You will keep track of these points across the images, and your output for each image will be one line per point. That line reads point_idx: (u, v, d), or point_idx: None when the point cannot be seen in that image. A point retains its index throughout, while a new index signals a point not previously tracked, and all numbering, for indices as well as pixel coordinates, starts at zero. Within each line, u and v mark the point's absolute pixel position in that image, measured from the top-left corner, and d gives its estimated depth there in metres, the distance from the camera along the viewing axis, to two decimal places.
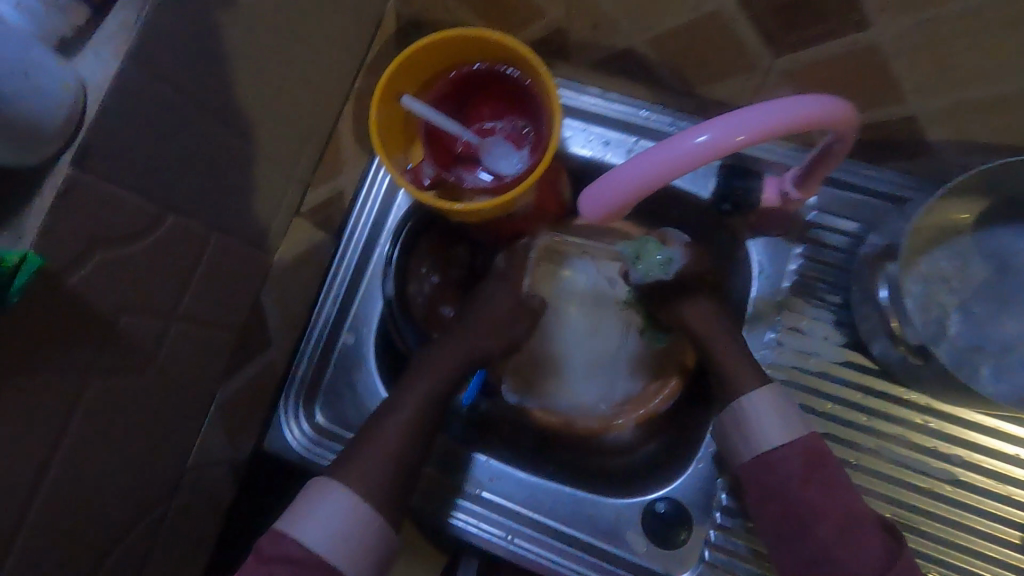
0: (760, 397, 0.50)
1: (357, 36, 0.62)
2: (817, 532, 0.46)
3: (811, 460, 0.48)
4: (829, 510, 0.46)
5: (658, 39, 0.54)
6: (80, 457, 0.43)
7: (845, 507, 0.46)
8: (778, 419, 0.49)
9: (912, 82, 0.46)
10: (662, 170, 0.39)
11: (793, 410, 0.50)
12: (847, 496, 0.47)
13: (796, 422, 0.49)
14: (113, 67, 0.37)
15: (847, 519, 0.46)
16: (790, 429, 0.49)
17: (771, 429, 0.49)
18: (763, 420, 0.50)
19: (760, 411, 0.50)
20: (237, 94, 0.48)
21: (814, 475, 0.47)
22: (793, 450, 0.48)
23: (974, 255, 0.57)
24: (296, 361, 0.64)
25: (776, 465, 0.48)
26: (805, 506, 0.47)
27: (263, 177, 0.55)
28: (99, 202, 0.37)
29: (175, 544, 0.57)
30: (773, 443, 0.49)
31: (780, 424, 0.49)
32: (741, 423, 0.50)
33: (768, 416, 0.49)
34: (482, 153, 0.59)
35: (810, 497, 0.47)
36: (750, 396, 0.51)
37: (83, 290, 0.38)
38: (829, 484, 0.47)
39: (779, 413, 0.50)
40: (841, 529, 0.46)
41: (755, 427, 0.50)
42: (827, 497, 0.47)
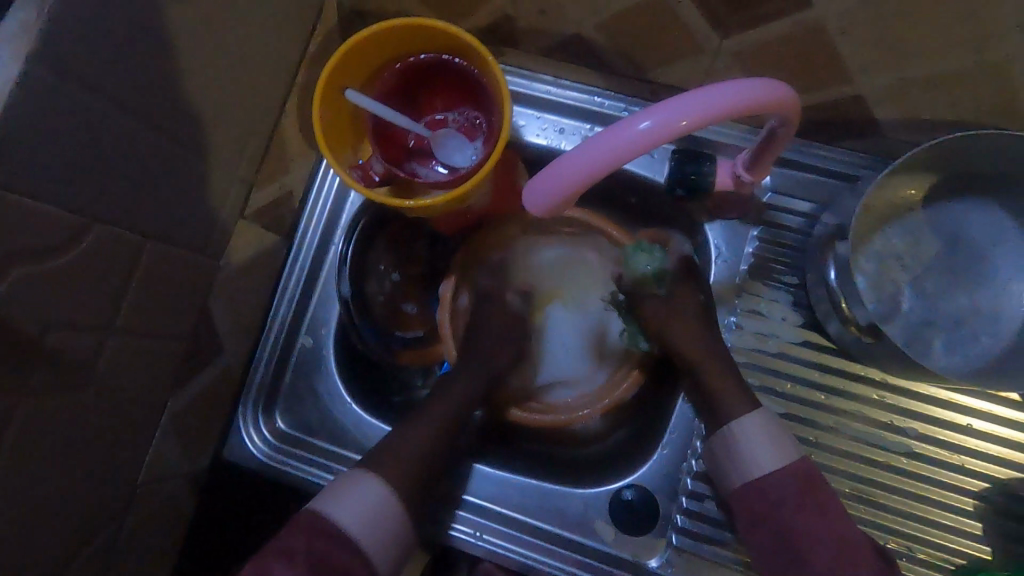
0: (749, 423, 0.50)
1: (297, 27, 0.59)
2: (813, 558, 0.46)
3: (802, 485, 0.48)
4: (823, 538, 0.46)
5: (606, 23, 0.53)
6: (17, 481, 0.41)
7: (840, 533, 0.47)
8: (766, 444, 0.49)
9: (858, 61, 0.46)
10: (606, 159, 0.38)
11: (783, 435, 0.50)
12: (842, 522, 0.47)
13: (788, 447, 0.50)
14: (14, 70, 0.34)
15: (844, 547, 0.46)
16: (782, 454, 0.49)
17: (762, 455, 0.49)
18: (754, 445, 0.50)
19: (749, 435, 0.50)
20: (165, 93, 0.46)
21: (806, 501, 0.47)
22: (785, 476, 0.48)
23: (924, 230, 0.58)
24: (253, 368, 0.62)
25: (769, 492, 0.48)
26: (797, 534, 0.47)
27: (203, 179, 0.53)
28: (12, 215, 0.35)
29: (134, 560, 0.56)
30: (764, 469, 0.49)
31: (771, 450, 0.49)
32: (732, 449, 0.50)
33: (758, 442, 0.49)
34: (434, 146, 0.57)
35: (802, 525, 0.47)
36: (738, 421, 0.51)
37: (4, 308, 0.36)
38: (823, 511, 0.47)
39: (769, 437, 0.50)
40: (836, 555, 0.46)
41: (746, 453, 0.50)
42: (821, 525, 0.47)
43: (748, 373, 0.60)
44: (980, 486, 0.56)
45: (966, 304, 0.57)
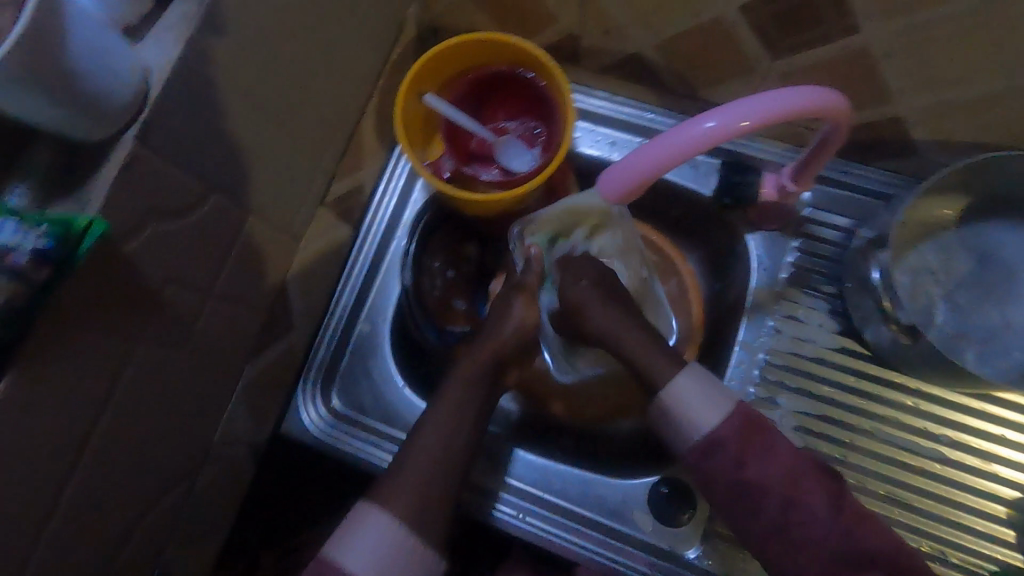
0: (682, 382, 0.49)
1: (382, 38, 0.65)
2: (765, 506, 0.47)
3: (741, 436, 0.47)
4: (772, 479, 0.47)
5: (663, 44, 0.58)
6: (123, 419, 0.46)
7: (783, 470, 0.47)
8: (700, 401, 0.48)
9: (900, 84, 0.50)
10: (674, 152, 0.44)
11: (714, 387, 0.49)
12: (785, 457, 0.47)
13: (721, 396, 0.48)
14: (175, 52, 0.41)
15: (791, 485, 0.47)
16: (718, 405, 0.48)
17: (698, 411, 0.47)
18: (690, 404, 0.48)
19: (686, 395, 0.48)
20: (274, 86, 0.51)
21: (750, 445, 0.47)
22: (724, 428, 0.47)
23: (958, 248, 0.61)
24: (314, 348, 0.66)
25: (713, 449, 0.47)
26: (747, 481, 0.47)
27: (293, 167, 0.58)
28: (152, 177, 0.41)
29: (199, 515, 0.60)
30: (707, 426, 0.47)
31: (707, 405, 0.48)
32: (671, 413, 0.48)
33: (694, 400, 0.48)
34: (497, 151, 0.62)
35: (752, 472, 0.47)
36: (670, 384, 0.49)
37: (137, 257, 0.42)
38: (768, 451, 0.47)
39: (703, 393, 0.48)
40: (783, 501, 0.46)
41: (684, 414, 0.48)
42: (766, 467, 0.47)
43: (786, 376, 0.63)
44: (1013, 495, 0.58)
45: (999, 319, 0.59)
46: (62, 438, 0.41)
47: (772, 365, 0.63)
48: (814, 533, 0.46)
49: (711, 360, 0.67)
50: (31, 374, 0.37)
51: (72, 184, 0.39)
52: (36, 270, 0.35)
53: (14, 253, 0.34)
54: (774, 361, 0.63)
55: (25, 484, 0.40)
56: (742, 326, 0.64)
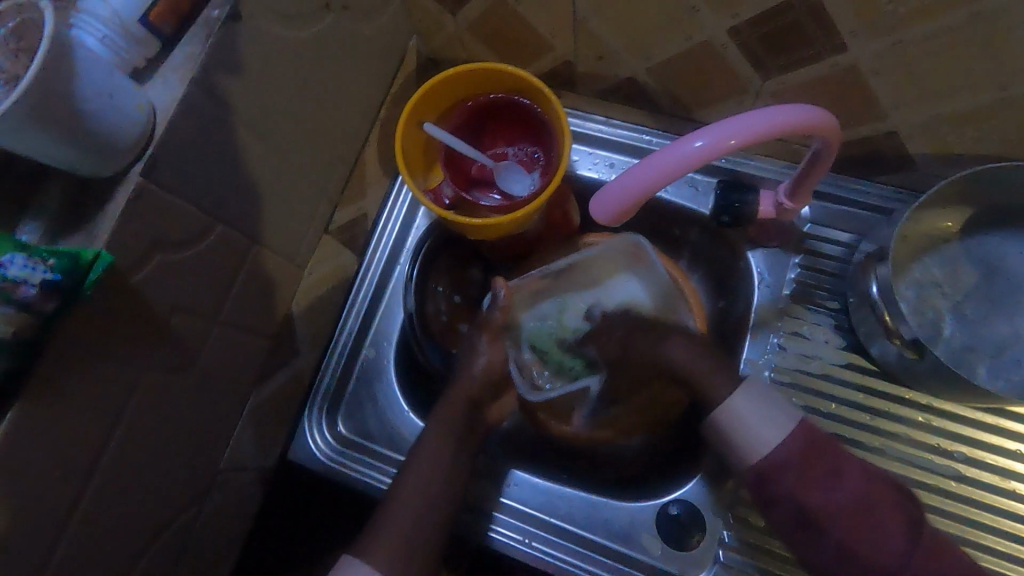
0: (742, 401, 0.47)
1: (383, 70, 0.67)
2: (830, 530, 0.46)
3: (803, 459, 0.46)
4: (840, 507, 0.45)
5: (656, 67, 0.59)
6: (132, 445, 0.47)
7: (852, 497, 0.46)
8: (761, 418, 0.46)
9: (892, 99, 0.51)
10: (663, 173, 0.45)
11: (774, 404, 0.47)
12: (852, 482, 0.46)
13: (784, 414, 0.47)
14: (179, 90, 0.43)
15: (861, 511, 0.45)
16: (781, 424, 0.46)
17: (763, 432, 0.46)
18: (750, 422, 0.46)
19: (750, 412, 0.47)
20: (277, 120, 0.53)
21: (814, 469, 0.46)
22: (788, 451, 0.45)
23: (963, 260, 0.60)
24: (321, 374, 0.67)
25: (775, 473, 0.45)
26: (811, 511, 0.46)
27: (296, 196, 0.60)
28: (158, 209, 0.43)
29: (206, 543, 0.60)
30: (769, 447, 0.46)
31: (769, 426, 0.46)
32: (729, 431, 0.47)
33: (758, 420, 0.46)
34: (497, 176, 0.63)
35: (815, 499, 0.45)
36: (730, 402, 0.48)
37: (143, 286, 0.44)
38: (832, 476, 0.46)
39: (762, 411, 0.46)
40: (849, 526, 0.45)
41: (748, 431, 0.46)
42: (830, 493, 0.45)
43: (793, 394, 0.62)
44: None
45: (1008, 331, 0.58)
46: (71, 464, 0.42)
47: (778, 383, 0.62)
48: (885, 560, 0.45)
49: None
50: (39, 402, 0.38)
51: (80, 218, 0.41)
52: (45, 301, 0.37)
53: (24, 285, 0.36)
54: (780, 378, 0.62)
55: (35, 513, 0.41)
56: (745, 343, 0.64)
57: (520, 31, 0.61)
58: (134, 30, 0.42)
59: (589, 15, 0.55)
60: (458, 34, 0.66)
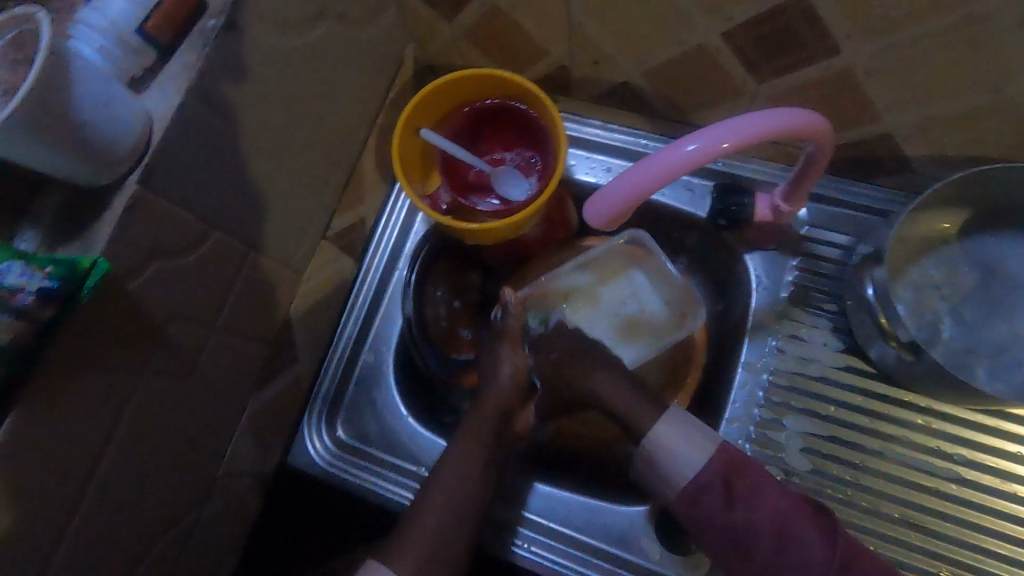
0: (664, 429, 0.50)
1: (381, 76, 0.68)
2: (758, 546, 0.48)
3: (726, 478, 0.48)
4: (762, 522, 0.48)
5: (651, 72, 0.59)
6: (130, 451, 0.47)
7: (772, 513, 0.48)
8: (683, 445, 0.49)
9: (886, 102, 0.51)
10: (656, 176, 0.45)
11: (695, 429, 0.51)
12: (772, 498, 0.48)
13: (703, 439, 0.50)
14: (176, 99, 0.44)
15: (781, 526, 0.48)
16: (702, 448, 0.49)
17: (685, 457, 0.49)
18: (673, 451, 0.49)
19: (673, 441, 0.50)
20: (274, 128, 0.54)
21: (737, 487, 0.48)
22: (709, 473, 0.49)
23: (961, 262, 0.60)
24: (320, 380, 0.67)
25: (701, 495, 0.48)
26: (737, 530, 0.48)
27: (294, 202, 0.60)
28: (155, 217, 0.43)
29: (206, 548, 0.60)
30: (693, 471, 0.49)
31: (691, 450, 0.49)
32: (656, 462, 0.50)
33: (681, 446, 0.49)
34: (494, 181, 0.63)
35: (739, 517, 0.48)
36: (652, 433, 0.51)
37: (140, 293, 0.44)
38: (753, 493, 0.48)
39: (683, 438, 0.50)
40: (776, 540, 0.47)
41: (672, 459, 0.49)
42: (755, 509, 0.48)
43: (791, 397, 0.62)
44: None
45: (1007, 333, 0.58)
46: (68, 471, 0.42)
47: (776, 386, 0.62)
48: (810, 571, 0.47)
49: (715, 382, 0.66)
50: (37, 409, 0.39)
51: (78, 226, 0.41)
52: (41, 308, 0.37)
53: (21, 293, 0.36)
54: (778, 381, 0.62)
55: (32, 520, 0.41)
56: (743, 347, 0.64)
57: (516, 37, 0.61)
58: (131, 40, 0.42)
59: (583, 21, 0.55)
60: (455, 40, 0.66)
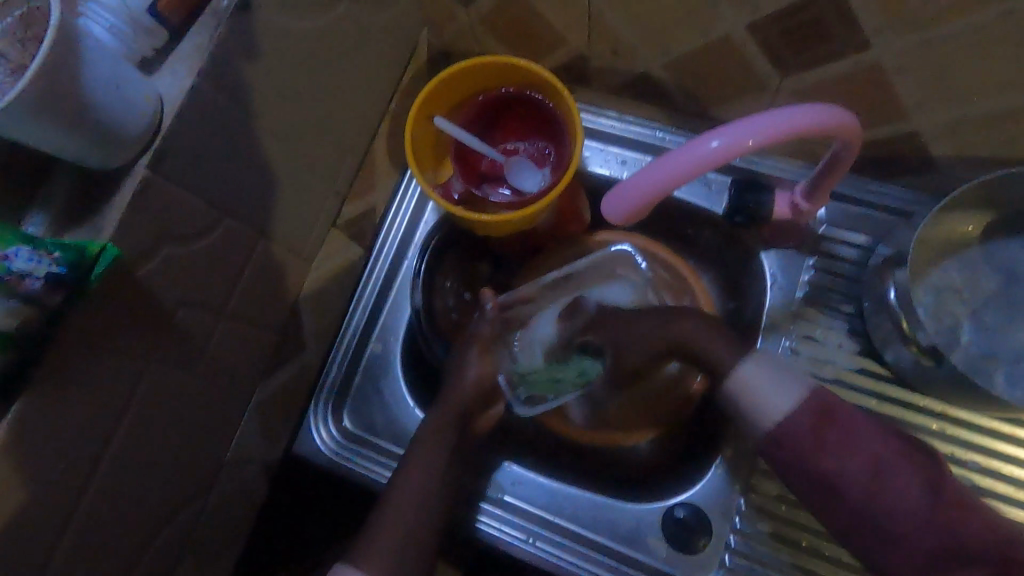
0: (752, 370, 0.46)
1: (394, 63, 0.67)
2: (848, 494, 0.43)
3: (818, 418, 0.44)
4: (854, 469, 0.43)
5: (672, 63, 0.58)
6: (136, 438, 0.47)
7: (866, 460, 0.43)
8: (774, 386, 0.45)
9: (915, 99, 0.49)
10: (679, 173, 0.44)
11: (787, 372, 0.46)
12: (865, 443, 0.43)
13: (796, 382, 0.45)
14: (188, 82, 0.43)
15: (874, 473, 0.42)
16: (794, 390, 0.45)
17: (777, 398, 0.45)
18: (764, 391, 0.45)
19: (765, 381, 0.45)
20: (286, 112, 0.53)
21: (829, 428, 0.43)
22: (802, 416, 0.44)
23: (983, 266, 0.59)
24: (326, 369, 0.67)
25: (790, 440, 0.44)
26: (827, 474, 0.43)
27: (305, 189, 0.59)
28: (167, 203, 0.42)
29: (211, 534, 0.60)
30: (784, 414, 0.44)
31: (779, 391, 0.45)
32: (743, 401, 0.46)
33: (770, 387, 0.45)
34: (507, 172, 0.62)
35: (828, 462, 0.43)
36: (739, 371, 0.47)
37: (149, 279, 0.43)
38: (845, 435, 0.43)
39: (776, 378, 0.45)
40: (871, 488, 0.42)
41: (763, 399, 0.45)
42: (846, 453, 0.43)
43: None
44: None
45: None
46: (74, 458, 0.42)
47: None
48: (907, 522, 0.41)
49: None
50: (44, 396, 0.38)
51: (87, 210, 0.40)
52: (50, 294, 0.36)
53: (29, 278, 0.36)
54: None
55: (38, 506, 0.40)
56: (756, 346, 0.63)
57: (534, 25, 0.60)
58: (143, 20, 0.41)
59: (605, 9, 0.54)
60: (471, 26, 0.64)
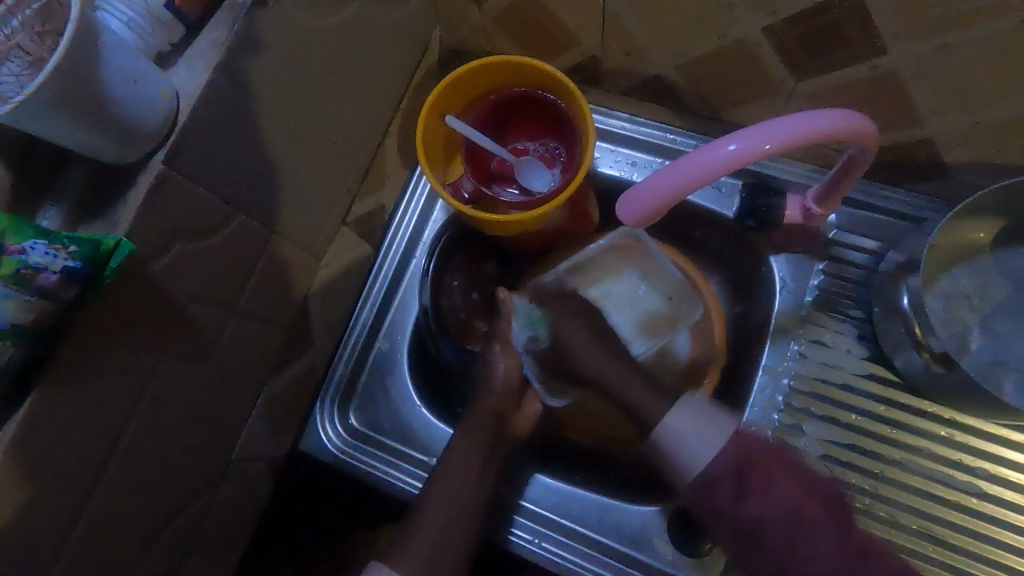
0: (678, 418, 0.48)
1: (406, 61, 0.67)
2: (767, 540, 0.46)
3: (741, 468, 0.45)
4: (775, 517, 0.45)
5: (685, 65, 0.58)
6: (147, 434, 0.47)
7: (784, 509, 0.45)
8: (697, 436, 0.46)
9: (930, 105, 0.49)
10: (694, 176, 0.44)
11: (711, 421, 0.47)
12: (786, 493, 0.46)
13: (718, 431, 0.47)
14: (204, 77, 0.43)
15: (794, 521, 0.45)
16: (714, 440, 0.46)
17: (698, 448, 0.46)
18: (689, 441, 0.46)
19: (686, 430, 0.47)
20: (299, 110, 0.53)
21: (752, 477, 0.45)
22: (722, 467, 0.45)
23: (994, 273, 0.58)
24: (334, 366, 0.67)
25: (713, 488, 0.45)
26: (748, 520, 0.45)
27: (315, 187, 0.59)
28: (182, 198, 0.42)
29: (218, 530, 0.60)
30: (704, 463, 0.46)
31: (704, 438, 0.46)
32: (669, 449, 0.47)
33: (691, 435, 0.46)
34: (517, 172, 0.62)
35: (750, 509, 0.45)
36: (668, 420, 0.48)
37: (163, 274, 0.43)
38: (768, 484, 0.46)
39: (699, 427, 0.47)
40: (787, 535, 0.45)
41: (686, 449, 0.46)
42: (767, 502, 0.45)
43: (811, 402, 0.61)
44: None
45: None
46: (85, 454, 0.42)
47: (797, 392, 0.61)
48: (818, 565, 0.45)
49: (734, 384, 0.65)
50: (57, 391, 0.38)
51: (103, 204, 0.40)
52: (65, 289, 0.36)
53: (44, 272, 0.35)
54: (799, 387, 0.61)
55: (49, 501, 0.40)
56: (764, 350, 0.62)
57: (547, 24, 0.60)
58: (158, 12, 0.41)
59: (620, 11, 0.54)
60: (484, 25, 0.64)
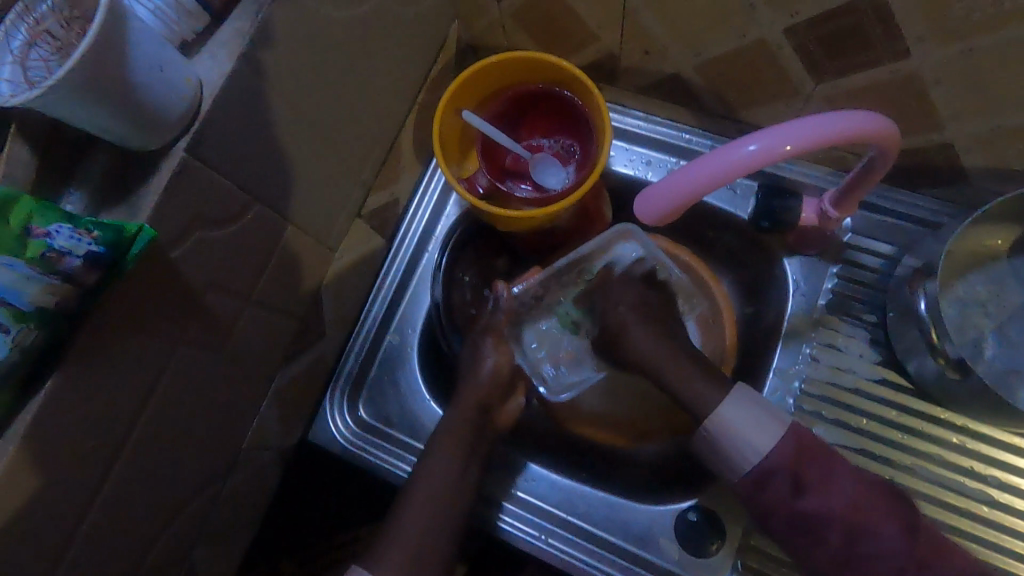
0: (730, 411, 0.47)
1: (423, 55, 0.67)
2: (829, 536, 0.46)
3: (797, 462, 0.46)
4: (837, 512, 0.45)
5: (704, 65, 0.58)
6: (161, 419, 0.47)
7: (845, 503, 0.45)
8: (752, 428, 0.46)
9: (951, 109, 0.49)
10: (713, 175, 0.44)
11: (764, 410, 0.47)
12: (843, 485, 0.46)
13: (772, 421, 0.47)
14: (227, 67, 0.43)
15: (854, 515, 0.45)
16: (770, 431, 0.46)
17: (754, 440, 0.46)
18: (744, 434, 0.46)
19: (741, 423, 0.47)
20: (317, 102, 0.53)
21: (808, 471, 0.46)
22: (777, 459, 0.46)
23: (1009, 280, 0.58)
24: (344, 358, 0.67)
25: (769, 481, 0.46)
26: (806, 515, 0.46)
27: (331, 178, 0.59)
28: (201, 187, 0.43)
29: (227, 518, 0.61)
30: (762, 456, 0.46)
31: (757, 430, 0.46)
32: (722, 443, 0.47)
33: (746, 428, 0.46)
34: (532, 168, 0.62)
35: (809, 504, 0.46)
36: (720, 413, 0.47)
37: (182, 262, 0.44)
38: (825, 477, 0.46)
39: (754, 419, 0.47)
40: (848, 530, 0.45)
41: (741, 444, 0.46)
42: (825, 495, 0.45)
43: (822, 406, 0.61)
44: None
45: None
46: (101, 437, 0.42)
47: (808, 395, 0.61)
48: (886, 561, 0.45)
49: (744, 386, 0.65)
50: (77, 375, 0.39)
51: (125, 191, 0.41)
52: (87, 273, 0.37)
53: (68, 256, 0.36)
54: (810, 390, 0.61)
55: (65, 483, 0.41)
56: (775, 354, 0.62)
57: (565, 21, 0.60)
58: None
59: (639, 8, 0.54)
60: (502, 21, 0.64)
